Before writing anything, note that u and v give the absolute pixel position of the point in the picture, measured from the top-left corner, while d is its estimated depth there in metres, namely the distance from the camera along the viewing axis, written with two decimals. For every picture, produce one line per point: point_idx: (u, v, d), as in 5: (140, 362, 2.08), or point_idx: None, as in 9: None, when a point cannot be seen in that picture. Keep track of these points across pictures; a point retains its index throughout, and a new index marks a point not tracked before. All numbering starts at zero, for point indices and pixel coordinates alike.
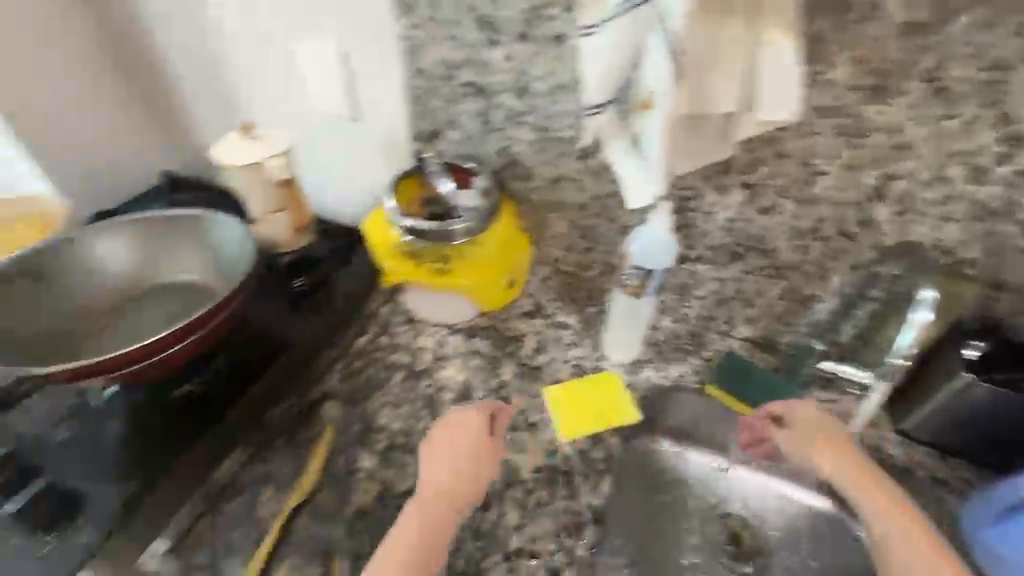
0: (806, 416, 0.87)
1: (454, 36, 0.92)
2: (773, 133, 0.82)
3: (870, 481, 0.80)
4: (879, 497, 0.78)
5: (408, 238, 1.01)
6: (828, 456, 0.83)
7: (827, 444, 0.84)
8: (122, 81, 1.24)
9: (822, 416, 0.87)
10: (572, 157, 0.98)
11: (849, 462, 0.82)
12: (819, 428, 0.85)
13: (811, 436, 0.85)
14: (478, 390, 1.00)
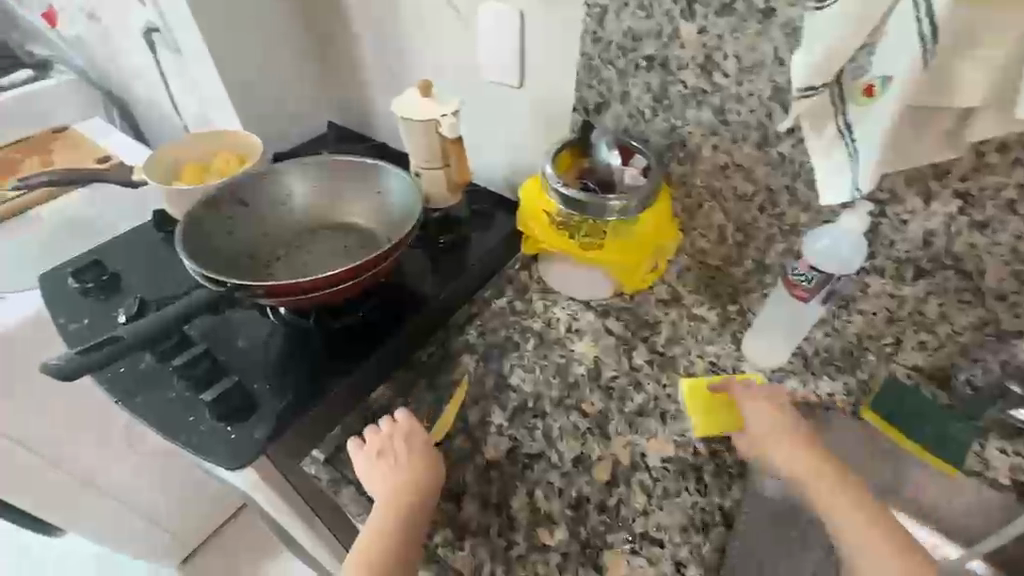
0: (764, 416, 0.86)
1: (645, 5, 0.89)
2: (1016, 137, 0.71)
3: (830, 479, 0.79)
4: (853, 513, 0.75)
5: (562, 210, 0.99)
6: (785, 450, 0.82)
7: (790, 441, 0.83)
8: (309, 34, 1.37)
9: (778, 415, 0.86)
10: (747, 143, 0.92)
11: (804, 459, 0.82)
12: (774, 431, 0.85)
13: (769, 437, 0.84)
14: (609, 369, 0.99)
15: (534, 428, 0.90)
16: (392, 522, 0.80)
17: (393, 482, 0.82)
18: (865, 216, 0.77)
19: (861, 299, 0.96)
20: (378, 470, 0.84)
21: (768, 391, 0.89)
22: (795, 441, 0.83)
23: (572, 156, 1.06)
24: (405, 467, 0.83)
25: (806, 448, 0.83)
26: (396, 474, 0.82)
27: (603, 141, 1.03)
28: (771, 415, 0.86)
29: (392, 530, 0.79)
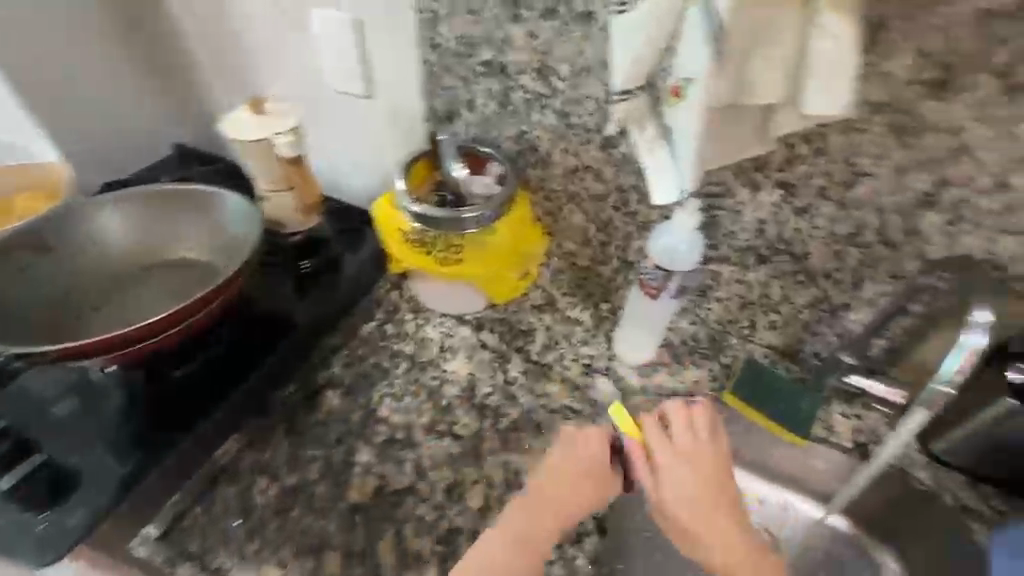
0: (677, 473, 0.74)
1: (474, 9, 0.86)
2: (816, 128, 0.75)
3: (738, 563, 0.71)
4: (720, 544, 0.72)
5: (417, 226, 0.95)
6: (677, 488, 0.73)
7: (683, 479, 0.73)
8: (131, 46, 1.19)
9: (694, 473, 0.74)
10: (593, 145, 0.92)
11: (716, 537, 0.72)
12: (687, 500, 0.73)
13: (676, 501, 0.73)
14: (483, 386, 0.96)
15: (404, 460, 0.86)
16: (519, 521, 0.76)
17: (570, 490, 0.76)
18: (696, 210, 0.80)
19: (717, 287, 0.98)
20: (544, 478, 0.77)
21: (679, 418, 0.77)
22: (709, 513, 0.73)
23: (425, 168, 1.02)
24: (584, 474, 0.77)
25: (715, 521, 0.72)
26: (577, 489, 0.76)
27: (449, 151, 1.00)
28: (682, 473, 0.73)
29: (512, 526, 0.75)
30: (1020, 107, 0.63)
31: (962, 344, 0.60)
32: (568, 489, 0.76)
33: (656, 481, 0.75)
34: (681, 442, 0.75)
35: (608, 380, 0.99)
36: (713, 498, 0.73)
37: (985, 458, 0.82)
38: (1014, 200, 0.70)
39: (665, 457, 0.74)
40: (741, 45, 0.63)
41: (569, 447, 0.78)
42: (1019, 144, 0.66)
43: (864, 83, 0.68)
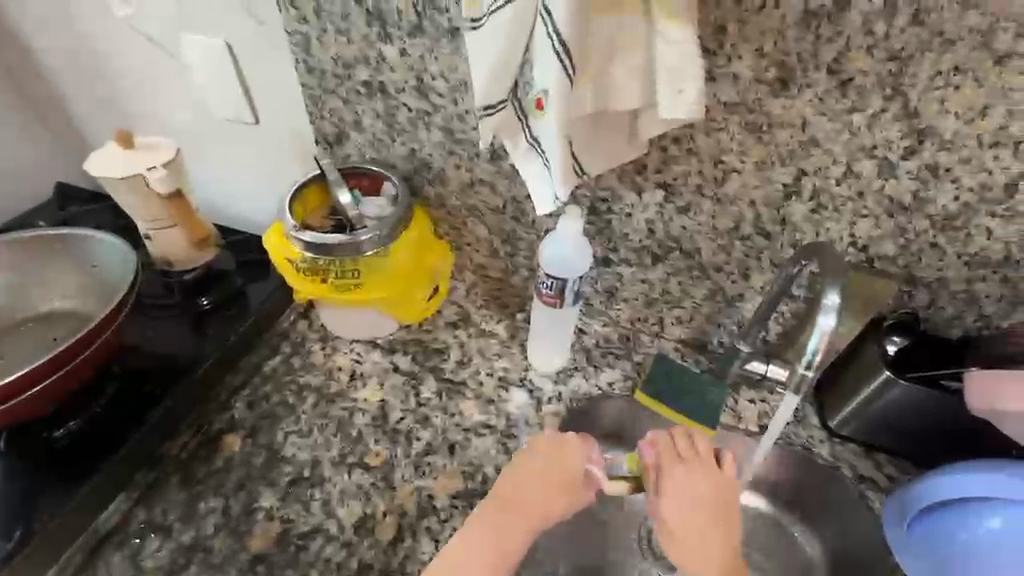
0: (686, 484, 0.79)
1: (344, 30, 0.85)
2: (682, 130, 0.77)
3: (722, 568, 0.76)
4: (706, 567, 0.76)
5: (309, 254, 0.91)
6: (688, 507, 0.79)
7: (712, 501, 0.79)
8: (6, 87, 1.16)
9: (704, 487, 0.79)
10: (483, 158, 0.92)
11: (712, 545, 0.77)
12: (690, 512, 0.78)
13: (679, 511, 0.79)
14: (394, 412, 0.94)
15: (311, 500, 0.85)
16: (490, 534, 0.77)
17: (541, 494, 0.80)
18: (576, 212, 0.82)
19: (622, 287, 0.97)
20: (528, 481, 0.81)
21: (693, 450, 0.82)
22: (706, 523, 0.78)
23: (316, 196, 0.98)
24: (558, 486, 0.81)
25: (711, 533, 0.78)
26: (557, 501, 0.80)
27: (330, 177, 0.94)
28: (692, 486, 0.79)
29: (483, 531, 0.77)
30: (854, 100, 0.67)
31: (816, 327, 0.65)
32: (533, 499, 0.80)
33: (663, 492, 0.80)
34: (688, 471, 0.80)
35: (524, 392, 0.97)
36: (715, 511, 0.79)
37: (873, 428, 0.86)
38: (864, 186, 0.73)
39: (680, 469, 0.80)
40: (595, 52, 0.64)
41: (547, 458, 0.82)
42: (859, 134, 0.70)
43: (716, 84, 0.71)
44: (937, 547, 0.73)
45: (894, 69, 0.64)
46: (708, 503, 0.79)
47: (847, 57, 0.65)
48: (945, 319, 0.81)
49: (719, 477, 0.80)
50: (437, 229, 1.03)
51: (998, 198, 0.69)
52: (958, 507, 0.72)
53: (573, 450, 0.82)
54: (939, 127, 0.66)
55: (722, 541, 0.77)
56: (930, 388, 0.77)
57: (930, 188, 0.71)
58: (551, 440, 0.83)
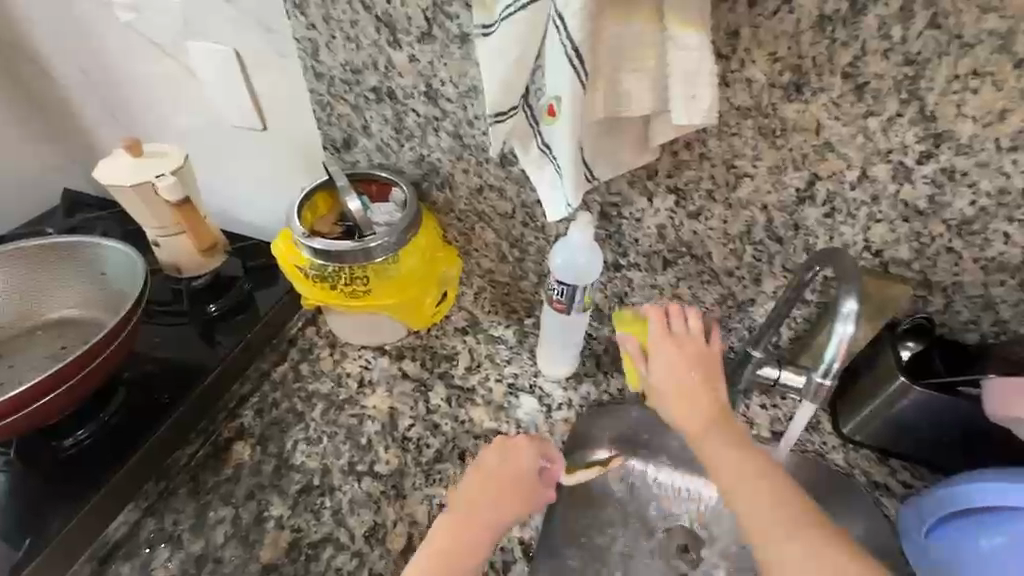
0: (668, 361, 0.79)
1: (352, 36, 0.85)
2: (695, 135, 0.76)
3: (709, 424, 0.74)
4: (724, 450, 0.71)
5: (316, 260, 0.90)
6: (679, 392, 0.77)
7: (695, 375, 0.77)
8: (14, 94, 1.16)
9: (678, 356, 0.79)
10: (491, 163, 0.92)
11: (694, 408, 0.76)
12: (670, 381, 0.78)
13: (662, 384, 0.79)
14: (404, 418, 0.94)
15: (321, 509, 0.84)
16: (447, 537, 0.74)
17: (498, 496, 0.77)
18: (588, 215, 0.81)
19: (632, 292, 0.96)
20: (481, 484, 0.78)
21: (678, 329, 0.81)
22: (689, 386, 0.77)
23: (323, 202, 0.97)
24: (523, 484, 0.79)
25: (693, 392, 0.77)
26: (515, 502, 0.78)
27: (340, 182, 0.94)
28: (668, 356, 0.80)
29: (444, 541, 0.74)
30: (870, 104, 0.67)
31: (832, 334, 0.64)
32: (489, 501, 0.77)
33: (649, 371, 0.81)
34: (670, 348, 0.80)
35: (533, 398, 0.97)
36: (694, 374, 0.78)
37: (889, 434, 0.85)
38: (879, 191, 0.72)
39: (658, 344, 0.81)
40: (606, 59, 0.64)
41: (501, 463, 0.80)
42: (874, 138, 0.69)
43: (730, 88, 0.70)
44: (964, 554, 0.72)
45: (910, 73, 0.63)
46: (695, 375, 0.78)
47: (862, 61, 0.64)
48: (961, 324, 0.80)
49: (691, 340, 0.80)
50: (446, 234, 1.03)
51: (1016, 203, 0.68)
52: (983, 513, 0.71)
53: (525, 449, 0.81)
54: (956, 131, 0.65)
55: (705, 400, 0.76)
56: (948, 396, 0.76)
57: (946, 192, 0.70)
58: (501, 440, 0.82)
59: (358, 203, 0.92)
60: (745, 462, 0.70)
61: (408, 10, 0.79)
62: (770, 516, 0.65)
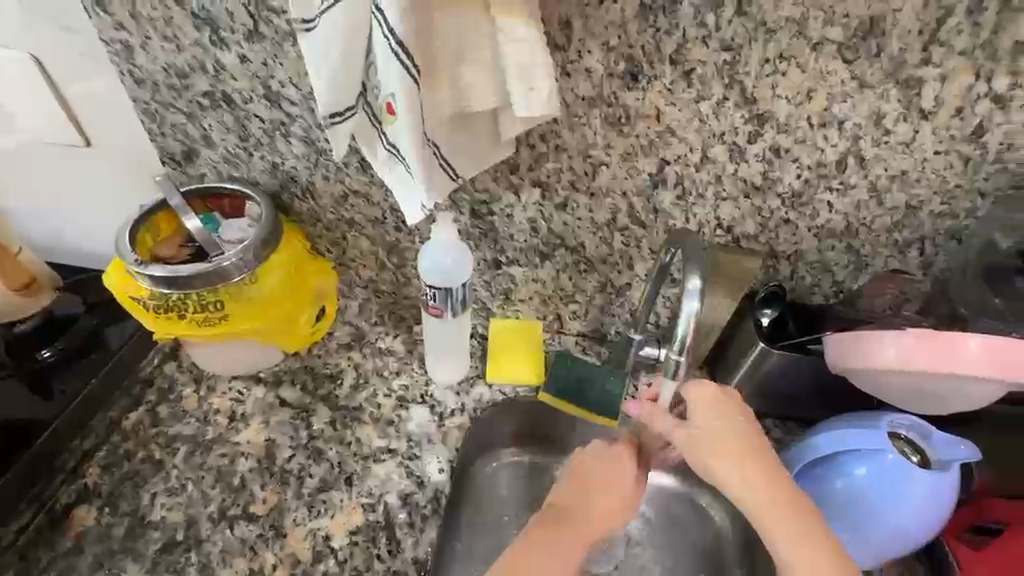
0: (715, 422, 0.70)
1: (170, 36, 0.76)
2: (548, 127, 0.76)
3: (769, 483, 0.67)
4: (781, 523, 0.66)
5: (158, 287, 0.81)
6: (734, 466, 0.68)
7: (737, 445, 0.69)
8: None
9: (723, 413, 0.71)
10: (351, 168, 0.86)
11: (747, 475, 0.68)
12: (719, 437, 0.69)
13: (703, 442, 0.70)
14: (283, 450, 0.87)
15: (185, 566, 0.78)
16: (538, 550, 0.70)
17: (592, 511, 0.74)
18: (450, 218, 0.80)
19: (517, 288, 0.95)
20: (578, 501, 0.74)
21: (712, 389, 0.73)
22: (739, 443, 0.69)
23: (167, 222, 0.88)
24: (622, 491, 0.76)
25: (748, 452, 0.69)
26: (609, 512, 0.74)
27: (173, 202, 0.84)
28: (712, 409, 0.71)
29: (538, 560, 0.69)
30: (698, 89, 0.70)
31: (682, 315, 0.67)
32: (585, 513, 0.73)
33: (686, 424, 0.72)
34: (716, 416, 0.71)
35: (425, 409, 0.92)
36: (740, 429, 0.70)
37: (760, 400, 0.90)
38: (720, 171, 0.76)
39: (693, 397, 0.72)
40: (441, 54, 0.62)
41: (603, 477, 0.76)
42: (708, 122, 0.72)
43: (572, 79, 0.71)
44: (828, 499, 0.75)
45: (727, 58, 0.67)
46: (749, 440, 0.69)
47: (685, 48, 0.67)
48: (810, 289, 0.86)
49: (723, 390, 0.72)
50: (316, 247, 0.95)
51: (834, 173, 0.74)
52: (838, 459, 0.75)
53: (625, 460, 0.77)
54: (775, 111, 0.70)
55: (761, 462, 0.68)
56: (801, 355, 0.82)
57: (776, 168, 0.75)
58: (597, 456, 0.78)
59: (196, 220, 0.84)
60: (800, 520, 0.66)
61: (227, 5, 0.72)
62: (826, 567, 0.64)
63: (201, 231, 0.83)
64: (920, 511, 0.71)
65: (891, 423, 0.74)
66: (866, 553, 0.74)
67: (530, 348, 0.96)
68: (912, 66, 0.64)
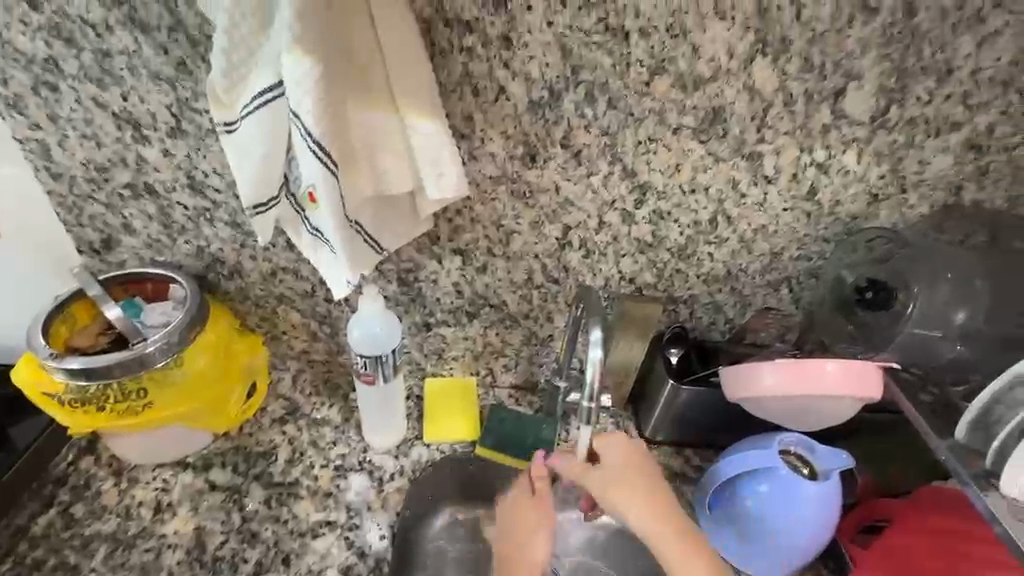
0: (624, 465, 0.77)
1: (90, 134, 0.78)
2: (462, 203, 0.85)
3: (665, 520, 0.73)
4: (677, 553, 0.71)
5: (76, 380, 0.79)
6: (639, 509, 0.74)
7: (640, 490, 0.75)
8: None
9: (636, 458, 0.78)
10: (278, 247, 0.89)
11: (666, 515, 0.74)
12: (627, 479, 0.76)
13: (623, 486, 0.75)
14: (215, 536, 0.85)
15: None
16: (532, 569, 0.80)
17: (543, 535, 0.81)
18: (375, 288, 0.85)
19: (448, 347, 1.00)
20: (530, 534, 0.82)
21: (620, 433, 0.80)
22: (646, 487, 0.75)
23: (84, 312, 0.87)
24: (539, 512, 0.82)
25: (649, 492, 0.75)
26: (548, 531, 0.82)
27: (92, 291, 0.84)
28: (626, 454, 0.78)
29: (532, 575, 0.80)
30: (587, 166, 0.81)
31: (589, 361, 0.74)
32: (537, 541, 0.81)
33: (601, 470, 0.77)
34: (630, 462, 0.77)
35: (363, 475, 0.93)
36: (652, 473, 0.77)
37: (678, 432, 0.98)
38: (615, 232, 0.87)
39: (606, 442, 0.79)
40: (359, 146, 0.69)
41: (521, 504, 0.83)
42: (600, 192, 0.83)
43: (478, 162, 0.81)
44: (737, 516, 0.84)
45: (608, 141, 0.79)
46: (646, 482, 0.76)
47: (573, 134, 0.78)
48: (708, 327, 0.97)
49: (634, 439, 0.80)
50: (245, 323, 0.96)
51: (709, 230, 0.87)
52: (745, 478, 0.83)
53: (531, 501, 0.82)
54: (653, 182, 0.82)
55: (673, 514, 0.74)
56: (706, 388, 0.91)
57: (662, 228, 0.87)
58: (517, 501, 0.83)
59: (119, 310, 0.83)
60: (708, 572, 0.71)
61: (149, 107, 0.76)
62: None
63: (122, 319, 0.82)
64: (814, 519, 0.80)
65: (782, 442, 0.84)
66: (770, 561, 0.84)
67: (468, 405, 1.00)
68: (752, 143, 0.79)
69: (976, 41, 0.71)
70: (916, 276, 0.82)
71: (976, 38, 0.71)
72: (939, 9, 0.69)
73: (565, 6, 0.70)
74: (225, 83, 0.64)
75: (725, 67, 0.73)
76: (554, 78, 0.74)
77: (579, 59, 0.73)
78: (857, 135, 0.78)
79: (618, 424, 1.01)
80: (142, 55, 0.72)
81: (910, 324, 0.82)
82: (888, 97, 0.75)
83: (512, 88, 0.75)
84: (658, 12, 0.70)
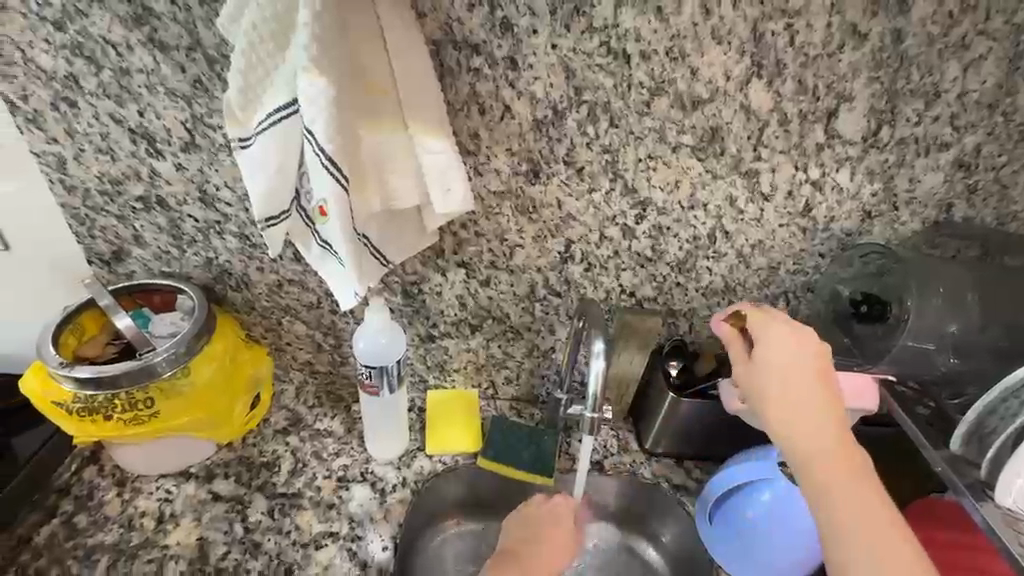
0: (781, 362, 0.71)
1: (105, 148, 0.81)
2: (467, 217, 0.87)
3: (815, 431, 0.68)
4: (824, 466, 0.66)
5: (84, 389, 0.80)
6: (784, 411, 0.69)
7: (790, 392, 0.70)
8: None
9: (799, 358, 0.71)
10: (285, 259, 0.90)
11: (823, 408, 0.69)
12: (783, 376, 0.71)
13: (774, 379, 0.71)
14: (218, 547, 0.85)
15: None
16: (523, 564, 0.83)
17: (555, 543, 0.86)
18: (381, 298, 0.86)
19: (450, 359, 1.01)
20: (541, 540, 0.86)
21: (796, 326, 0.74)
22: (805, 391, 0.70)
23: (92, 323, 0.89)
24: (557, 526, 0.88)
25: (804, 396, 0.69)
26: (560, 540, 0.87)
27: (103, 302, 0.85)
28: (789, 341, 0.72)
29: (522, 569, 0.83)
30: (589, 182, 0.83)
31: (592, 369, 0.76)
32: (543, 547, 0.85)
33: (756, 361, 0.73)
34: (788, 362, 0.71)
35: (366, 486, 0.93)
36: (815, 380, 0.70)
37: (682, 445, 0.98)
38: (616, 246, 0.89)
39: (765, 330, 0.74)
40: (368, 163, 0.71)
41: (547, 515, 0.89)
42: (601, 208, 0.86)
43: (483, 177, 0.83)
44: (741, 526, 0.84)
45: (609, 158, 0.81)
46: (805, 385, 0.70)
47: (576, 151, 0.81)
48: (707, 340, 0.98)
49: (802, 328, 0.74)
50: (250, 333, 0.97)
51: (707, 244, 0.89)
52: (745, 487, 0.85)
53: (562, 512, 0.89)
54: (653, 198, 0.85)
55: (828, 425, 0.68)
56: (706, 400, 0.92)
57: (661, 242, 0.89)
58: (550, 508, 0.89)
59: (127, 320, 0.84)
60: (856, 496, 0.64)
61: (165, 122, 0.78)
62: (889, 536, 0.62)
63: (131, 328, 0.84)
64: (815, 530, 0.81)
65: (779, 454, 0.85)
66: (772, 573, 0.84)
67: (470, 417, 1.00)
68: (749, 161, 0.81)
69: (961, 66, 0.75)
70: (908, 290, 0.84)
71: (962, 63, 0.74)
72: (926, 35, 0.73)
73: (568, 30, 0.73)
74: (242, 98, 0.66)
75: (722, 89, 0.76)
76: (558, 97, 0.77)
77: (582, 80, 0.76)
78: (849, 153, 0.81)
79: (618, 436, 1.02)
80: (160, 73, 0.75)
81: (906, 334, 0.83)
82: (878, 118, 0.78)
83: (517, 108, 0.78)
84: (657, 36, 0.73)
